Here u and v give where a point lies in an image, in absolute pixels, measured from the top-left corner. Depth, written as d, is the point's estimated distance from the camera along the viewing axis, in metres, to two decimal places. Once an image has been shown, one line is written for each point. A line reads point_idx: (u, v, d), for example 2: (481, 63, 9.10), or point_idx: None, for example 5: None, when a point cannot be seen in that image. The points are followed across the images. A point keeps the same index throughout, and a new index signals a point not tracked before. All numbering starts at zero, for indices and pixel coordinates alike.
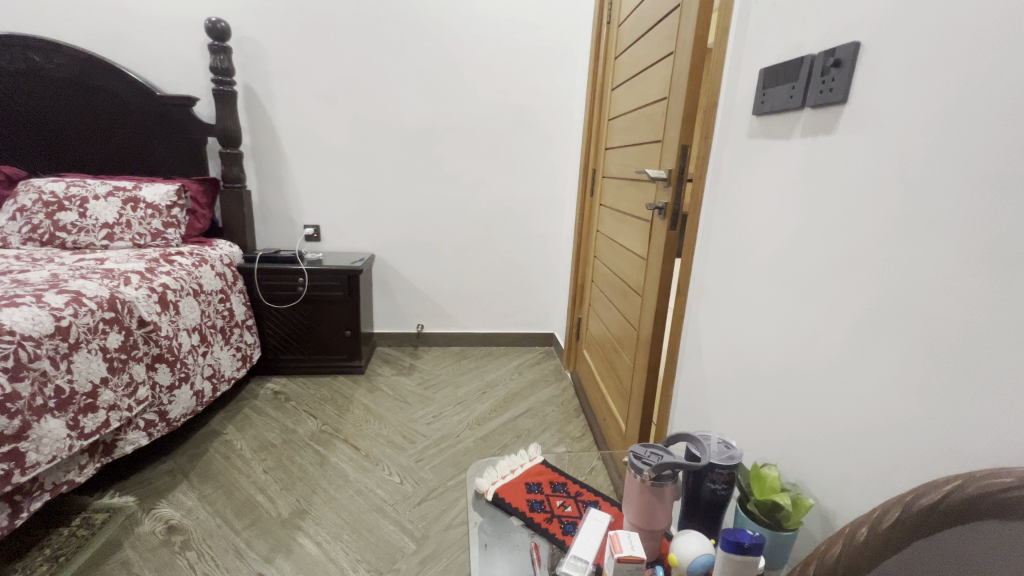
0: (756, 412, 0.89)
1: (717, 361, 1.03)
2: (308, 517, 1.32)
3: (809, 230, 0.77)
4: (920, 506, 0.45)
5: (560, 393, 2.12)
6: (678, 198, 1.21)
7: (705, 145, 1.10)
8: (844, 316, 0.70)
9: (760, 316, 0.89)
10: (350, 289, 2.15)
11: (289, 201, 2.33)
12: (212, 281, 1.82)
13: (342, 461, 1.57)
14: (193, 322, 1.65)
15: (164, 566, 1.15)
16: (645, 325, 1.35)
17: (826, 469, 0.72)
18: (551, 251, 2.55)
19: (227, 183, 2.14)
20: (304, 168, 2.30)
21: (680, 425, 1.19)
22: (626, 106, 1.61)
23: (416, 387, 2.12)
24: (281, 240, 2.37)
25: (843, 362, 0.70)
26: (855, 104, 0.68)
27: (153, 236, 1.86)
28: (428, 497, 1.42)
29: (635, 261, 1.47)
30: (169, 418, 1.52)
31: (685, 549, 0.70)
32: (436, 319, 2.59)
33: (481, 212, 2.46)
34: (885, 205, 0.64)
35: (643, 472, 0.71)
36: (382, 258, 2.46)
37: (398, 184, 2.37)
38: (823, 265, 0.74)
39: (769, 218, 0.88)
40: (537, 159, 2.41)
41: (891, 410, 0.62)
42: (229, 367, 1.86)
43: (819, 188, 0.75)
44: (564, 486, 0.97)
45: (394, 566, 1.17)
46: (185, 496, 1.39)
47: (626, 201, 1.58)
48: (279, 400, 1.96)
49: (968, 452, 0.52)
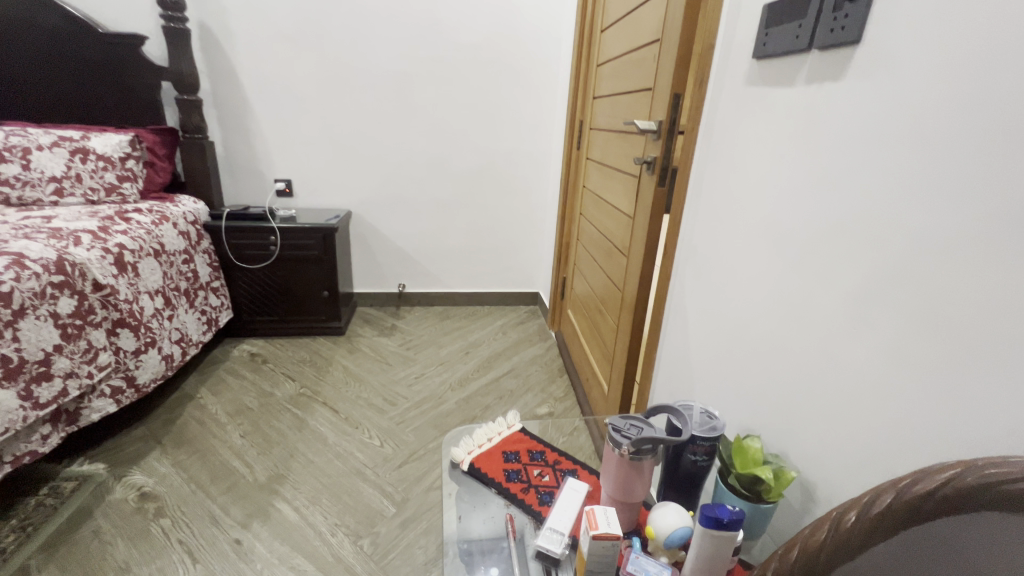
0: (742, 379, 0.86)
1: (702, 326, 0.99)
2: (286, 482, 1.30)
3: (808, 189, 0.71)
4: (915, 494, 0.41)
5: (544, 353, 2.10)
6: (668, 152, 1.13)
7: (698, 94, 1.01)
8: (839, 284, 0.66)
9: (749, 281, 0.85)
10: (325, 248, 2.06)
11: (257, 153, 2.18)
12: (174, 240, 1.72)
13: (321, 424, 1.55)
14: (155, 285, 1.57)
15: (137, 534, 1.13)
16: (630, 287, 1.31)
17: (812, 440, 0.70)
18: (537, 208, 2.46)
19: (186, 134, 1.99)
20: (271, 118, 2.14)
21: (662, 389, 1.17)
22: (616, 50, 1.49)
23: (398, 348, 2.09)
24: (251, 196, 2.24)
25: (835, 332, 0.66)
26: (869, 45, 0.60)
27: (107, 190, 1.74)
28: (408, 460, 1.41)
29: (621, 220, 1.41)
30: (139, 383, 1.47)
31: (663, 522, 0.69)
32: (419, 278, 2.52)
33: (463, 166, 2.34)
34: (892, 163, 0.57)
35: (623, 446, 0.68)
36: (360, 214, 2.35)
37: (374, 135, 2.23)
38: (821, 227, 0.69)
39: (764, 175, 0.81)
40: (522, 109, 2.27)
41: (885, 385, 0.58)
42: (195, 331, 1.80)
43: (822, 142, 0.68)
44: (542, 455, 0.95)
45: (374, 529, 1.17)
46: (158, 462, 1.36)
47: (614, 155, 1.49)
48: (256, 363, 1.91)
49: (965, 432, 0.49)
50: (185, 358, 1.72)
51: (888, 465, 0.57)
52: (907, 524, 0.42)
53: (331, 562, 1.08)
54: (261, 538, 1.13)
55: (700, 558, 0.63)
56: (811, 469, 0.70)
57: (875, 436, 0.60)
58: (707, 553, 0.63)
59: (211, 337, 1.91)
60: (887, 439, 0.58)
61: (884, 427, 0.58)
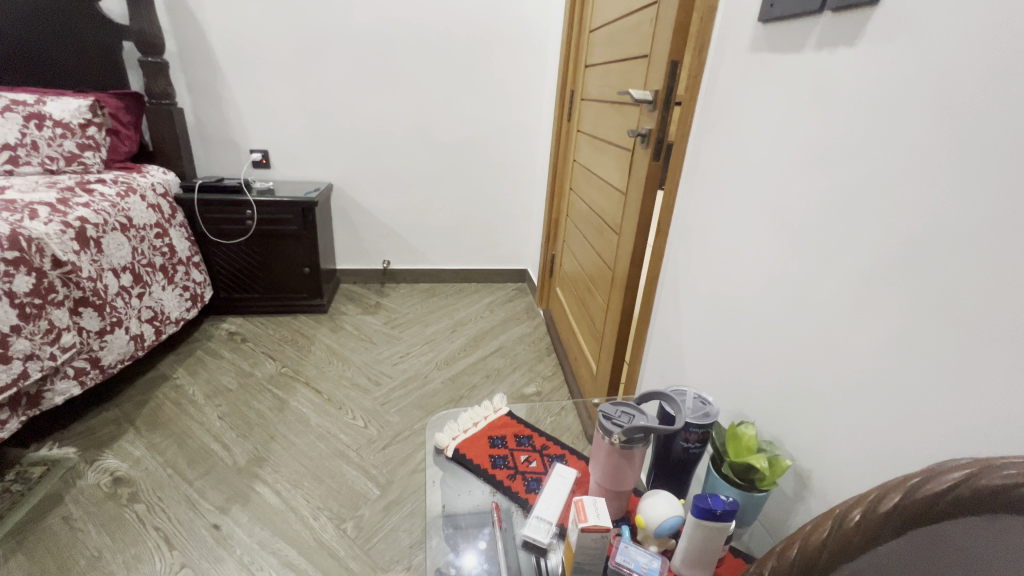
0: (736, 363, 0.83)
1: (695, 308, 0.96)
2: (266, 465, 1.27)
3: (813, 165, 0.67)
4: (927, 494, 0.39)
5: (532, 332, 2.07)
6: (663, 124, 1.08)
7: (696, 62, 0.95)
8: (843, 267, 0.62)
9: (746, 261, 0.81)
10: (305, 223, 1.97)
11: (230, 121, 2.06)
12: (144, 213, 1.63)
13: (302, 405, 1.51)
14: (121, 261, 1.49)
15: (110, 520, 1.09)
16: (621, 266, 1.27)
17: (808, 428, 0.67)
18: (525, 182, 2.39)
19: (152, 100, 1.87)
20: (244, 83, 2.02)
21: (652, 371, 1.15)
22: (610, 14, 1.41)
23: (382, 326, 2.04)
24: (225, 167, 2.13)
25: (836, 318, 0.63)
26: (888, 6, 0.55)
27: (68, 159, 1.62)
28: (393, 441, 1.38)
29: (613, 196, 1.36)
30: (103, 364, 1.41)
31: (654, 511, 0.66)
32: (404, 254, 2.45)
33: (449, 138, 2.25)
34: (906, 137, 0.53)
35: (613, 435, 0.65)
36: (342, 188, 2.26)
37: (354, 103, 2.12)
38: (825, 206, 0.65)
39: (766, 149, 0.76)
40: (510, 78, 2.17)
41: (889, 374, 0.55)
42: (175, 308, 1.73)
43: (832, 114, 0.63)
44: (529, 439, 0.92)
45: (357, 513, 1.14)
46: (132, 446, 1.31)
47: (606, 127, 1.42)
48: (235, 342, 1.85)
49: (975, 428, 0.46)
50: (161, 337, 1.65)
51: (888, 456, 0.55)
52: (914, 524, 0.40)
53: (314, 547, 1.06)
54: (240, 523, 1.10)
55: (691, 548, 0.62)
56: (807, 456, 0.68)
57: (875, 426, 0.57)
58: (699, 544, 0.61)
59: (196, 314, 1.85)
60: (888, 430, 0.55)
61: (886, 416, 0.56)
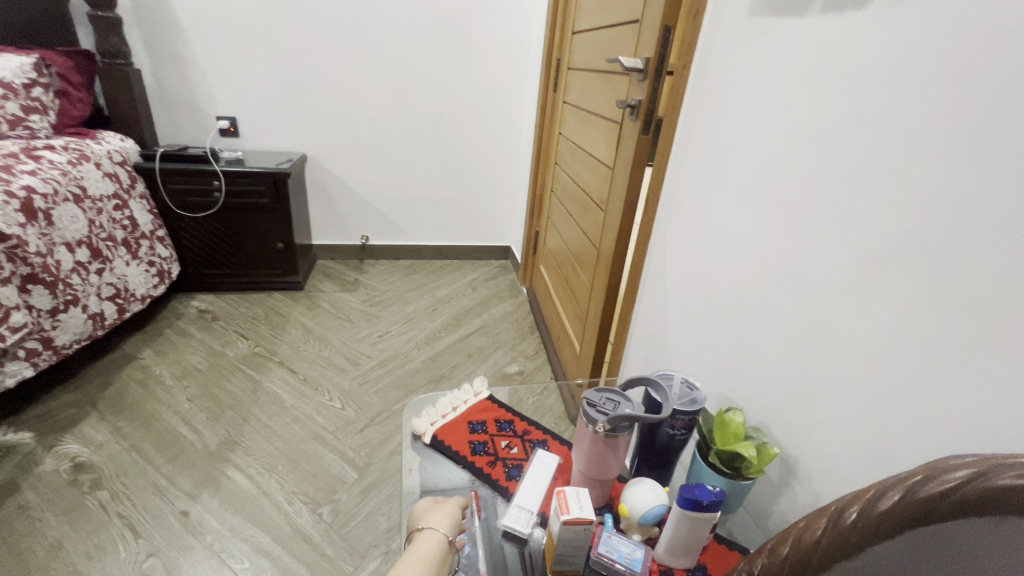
0: (724, 347, 0.81)
1: (682, 288, 0.93)
2: (238, 448, 1.22)
3: (813, 140, 0.63)
4: (929, 494, 0.37)
5: (514, 310, 2.03)
6: (654, 95, 1.02)
7: (691, 27, 0.89)
8: (841, 248, 0.59)
9: (738, 241, 0.78)
10: (277, 196, 1.88)
11: (193, 85, 1.93)
12: (100, 183, 1.52)
13: (276, 386, 1.46)
14: (76, 235, 1.40)
15: (71, 508, 1.04)
16: (607, 244, 1.23)
17: (797, 414, 0.66)
18: (509, 156, 2.31)
19: (106, 59, 1.72)
20: (207, 43, 1.87)
21: (636, 352, 1.13)
22: None
23: (361, 304, 1.98)
24: (190, 135, 2.00)
25: (831, 302, 0.60)
26: None
27: (11, 123, 1.47)
28: (372, 422, 1.35)
29: (599, 171, 1.30)
30: (56, 345, 1.34)
31: (637, 500, 0.64)
32: (383, 230, 2.37)
33: (430, 108, 2.15)
34: (918, 110, 0.49)
35: (598, 424, 0.62)
36: (316, 159, 2.15)
37: (328, 68, 2.00)
38: (823, 184, 0.61)
39: (763, 122, 0.72)
40: (493, 45, 2.07)
41: (886, 362, 0.53)
42: (141, 285, 1.65)
43: (836, 85, 0.59)
44: (511, 424, 0.89)
45: (334, 497, 1.11)
46: (94, 430, 1.25)
47: (593, 98, 1.36)
48: (206, 320, 1.78)
49: (976, 420, 0.44)
50: (124, 316, 1.57)
51: (881, 445, 0.54)
52: (910, 525, 0.37)
53: (289, 533, 1.03)
54: (211, 509, 1.06)
55: (676, 538, 0.60)
56: (795, 443, 0.66)
57: (870, 413, 0.55)
58: (684, 534, 0.59)
59: (163, 291, 1.76)
60: (883, 418, 0.54)
61: (881, 404, 0.54)
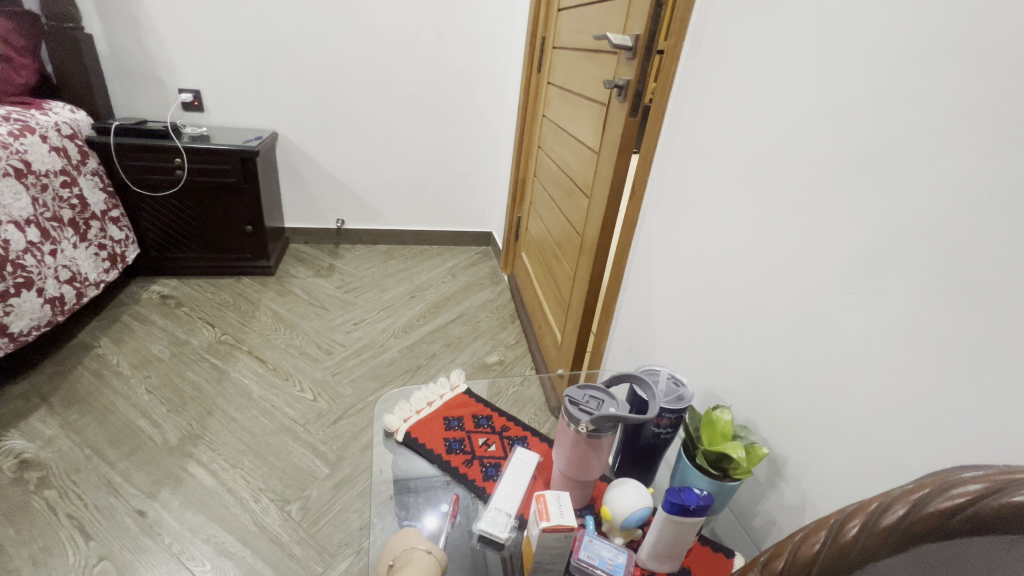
0: (712, 341, 0.78)
1: (669, 279, 0.89)
2: (201, 443, 1.16)
3: (813, 123, 0.59)
4: (936, 510, 0.34)
5: (495, 298, 1.99)
6: (643, 75, 0.97)
7: (683, 2, 0.84)
8: (839, 240, 0.56)
9: (729, 231, 0.74)
10: (245, 175, 1.77)
11: (152, 54, 1.79)
12: (45, 157, 1.40)
13: (244, 376, 1.39)
14: (21, 213, 1.29)
15: (15, 509, 0.97)
16: (591, 232, 1.19)
17: (788, 413, 0.63)
18: (491, 139, 2.24)
19: (53, 22, 1.59)
20: (167, 9, 1.74)
21: (620, 344, 1.10)
22: None
23: (335, 290, 1.90)
24: (150, 108, 1.88)
25: (827, 297, 0.57)
26: None
27: None
28: (345, 414, 1.29)
29: (584, 155, 1.26)
30: (14, 332, 1.25)
31: (621, 503, 0.61)
32: (360, 214, 2.29)
33: (409, 86, 2.06)
34: (929, 91, 0.46)
35: (581, 424, 0.58)
36: (288, 137, 2.05)
37: (300, 40, 1.89)
38: (822, 171, 0.57)
39: (759, 105, 0.68)
40: (475, 20, 1.98)
41: (885, 361, 0.50)
42: (92, 269, 1.54)
43: (839, 63, 0.55)
44: (489, 420, 0.85)
45: (304, 493, 1.06)
46: (42, 424, 1.16)
47: (579, 78, 1.30)
48: (168, 307, 1.68)
49: (983, 427, 0.42)
50: (84, 300, 1.48)
51: (877, 448, 0.51)
52: (918, 542, 0.35)
53: (254, 532, 0.98)
54: (170, 508, 1.00)
55: (660, 543, 0.57)
56: (784, 442, 0.64)
57: (865, 414, 0.53)
58: (669, 539, 0.56)
59: (116, 276, 1.65)
60: (880, 420, 0.51)
61: (878, 405, 0.51)
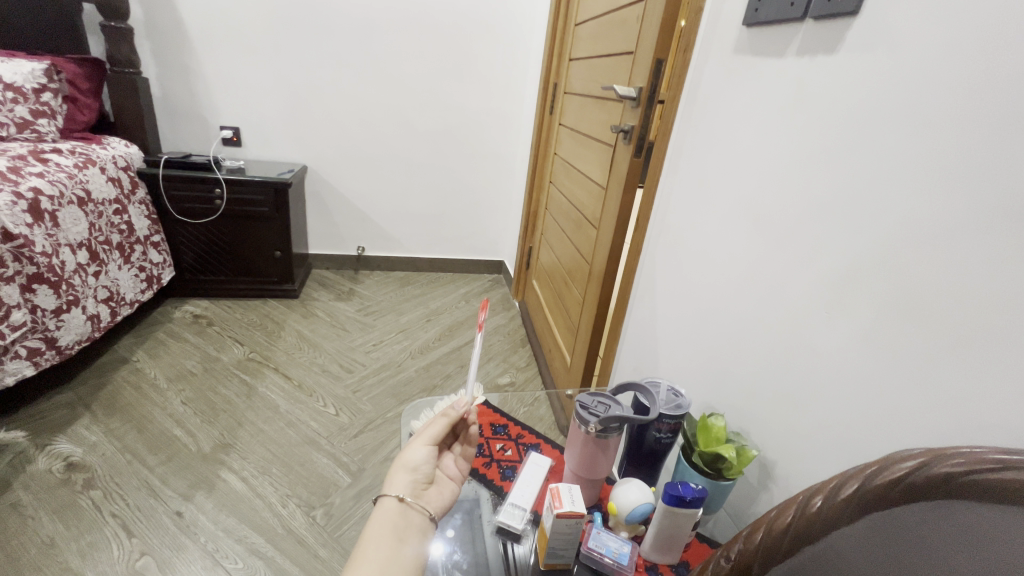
0: (709, 359, 0.86)
1: (671, 303, 0.98)
2: (232, 452, 1.24)
3: (790, 168, 0.69)
4: (881, 483, 0.42)
5: (507, 323, 2.08)
6: (646, 122, 1.09)
7: (681, 61, 0.97)
8: (813, 267, 0.65)
9: (721, 259, 0.83)
10: (277, 205, 1.91)
11: (199, 95, 1.97)
12: (103, 187, 1.55)
13: (271, 391, 1.47)
14: (78, 237, 1.42)
15: (64, 507, 1.05)
16: (599, 260, 1.28)
17: (776, 421, 0.70)
18: (504, 173, 2.38)
19: (115, 68, 1.77)
20: (215, 56, 1.93)
21: (626, 364, 1.18)
22: (596, 10, 1.41)
23: (355, 314, 2.01)
24: (193, 143, 2.04)
25: (806, 317, 0.66)
26: (868, 18, 0.57)
27: (19, 126, 1.53)
28: (365, 429, 1.37)
29: (593, 190, 1.37)
30: (60, 345, 1.36)
31: (625, 498, 0.68)
32: (379, 241, 2.41)
33: (430, 125, 2.22)
34: (880, 144, 0.56)
35: (590, 424, 0.66)
36: (316, 170, 2.20)
37: (332, 84, 2.06)
38: (799, 208, 0.67)
39: (747, 151, 0.78)
40: (493, 67, 2.16)
41: (853, 371, 0.58)
42: (130, 289, 1.66)
43: (809, 119, 0.66)
44: (505, 429, 0.94)
45: (328, 500, 1.13)
46: (88, 431, 1.25)
47: (589, 121, 1.43)
48: (200, 325, 1.79)
49: (928, 424, 0.49)
50: (116, 318, 1.59)
51: (849, 448, 0.58)
52: (869, 511, 0.42)
53: (282, 534, 1.04)
54: (205, 510, 1.08)
55: (661, 534, 0.64)
56: (773, 448, 0.71)
57: (838, 418, 0.60)
58: (669, 529, 0.63)
59: (150, 296, 1.77)
60: (850, 423, 0.58)
61: (848, 409, 0.59)
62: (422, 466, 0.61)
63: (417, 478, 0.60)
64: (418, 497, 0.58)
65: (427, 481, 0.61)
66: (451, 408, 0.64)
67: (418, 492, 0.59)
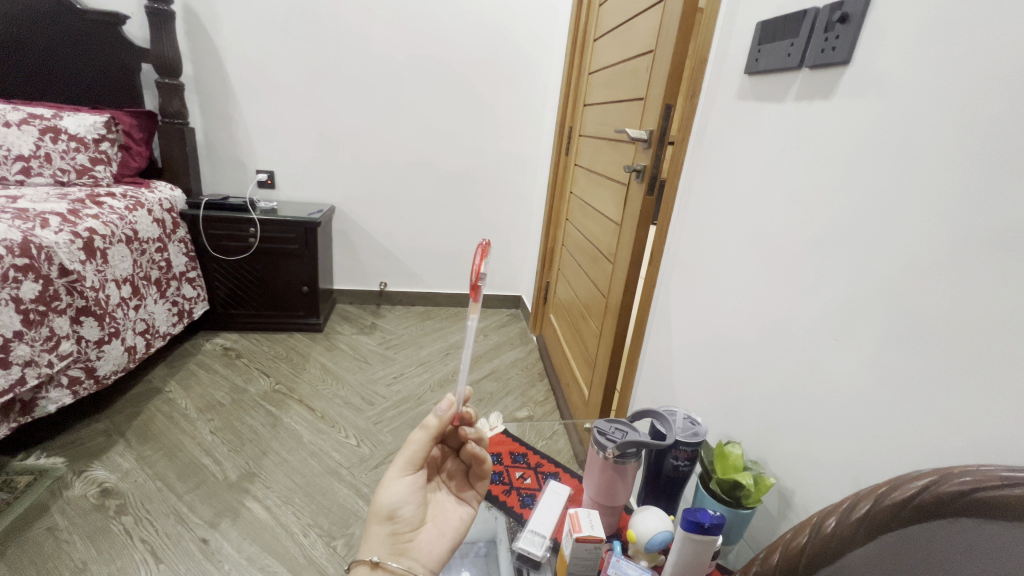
0: (725, 388, 0.87)
1: (685, 334, 1.01)
2: (257, 481, 1.27)
3: (795, 204, 0.72)
4: (892, 500, 0.43)
5: (525, 357, 2.10)
6: (658, 161, 1.15)
7: (689, 105, 1.03)
8: (821, 297, 0.67)
9: (733, 289, 0.86)
10: (306, 243, 2.01)
11: (239, 141, 2.13)
12: (148, 227, 1.67)
13: (296, 422, 1.51)
14: (124, 273, 1.53)
15: (97, 532, 1.08)
16: (615, 294, 1.32)
17: (791, 448, 0.71)
18: (522, 211, 2.47)
19: (165, 118, 1.94)
20: (255, 107, 2.09)
21: (643, 394, 1.19)
22: (608, 60, 1.51)
23: (377, 347, 2.05)
24: (231, 186, 2.19)
25: (816, 343, 0.68)
26: (858, 67, 0.62)
27: (79, 172, 1.68)
28: (385, 460, 1.38)
29: (608, 226, 1.43)
30: (98, 374, 1.43)
31: (644, 526, 0.68)
32: (400, 277, 2.49)
33: (451, 166, 2.33)
34: (877, 180, 0.59)
35: (608, 449, 0.69)
36: (344, 210, 2.32)
37: (361, 129, 2.20)
38: (806, 239, 0.70)
39: (753, 187, 0.83)
40: (512, 112, 2.28)
41: (864, 395, 0.60)
42: (163, 322, 1.74)
43: (810, 158, 0.70)
44: (525, 457, 0.98)
45: (347, 531, 1.14)
46: (122, 458, 1.30)
47: (603, 160, 1.50)
48: (229, 357, 1.86)
49: (939, 447, 0.50)
50: (149, 350, 1.66)
51: (862, 472, 0.59)
52: (881, 530, 0.44)
53: (303, 563, 1.06)
54: (229, 538, 1.10)
55: (681, 561, 0.63)
56: (790, 477, 0.71)
57: (851, 443, 0.61)
58: (688, 558, 0.62)
59: (180, 330, 1.85)
60: (863, 447, 0.59)
61: (860, 434, 0.60)
62: (401, 507, 0.62)
63: (396, 526, 0.62)
64: (397, 555, 0.60)
65: (410, 522, 0.62)
66: (428, 419, 0.62)
67: (399, 545, 0.61)
